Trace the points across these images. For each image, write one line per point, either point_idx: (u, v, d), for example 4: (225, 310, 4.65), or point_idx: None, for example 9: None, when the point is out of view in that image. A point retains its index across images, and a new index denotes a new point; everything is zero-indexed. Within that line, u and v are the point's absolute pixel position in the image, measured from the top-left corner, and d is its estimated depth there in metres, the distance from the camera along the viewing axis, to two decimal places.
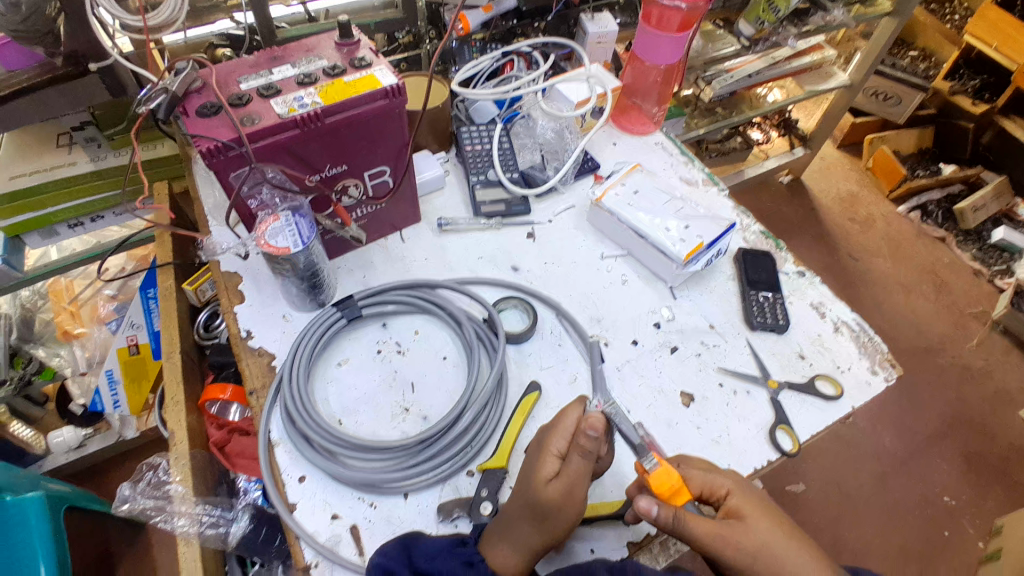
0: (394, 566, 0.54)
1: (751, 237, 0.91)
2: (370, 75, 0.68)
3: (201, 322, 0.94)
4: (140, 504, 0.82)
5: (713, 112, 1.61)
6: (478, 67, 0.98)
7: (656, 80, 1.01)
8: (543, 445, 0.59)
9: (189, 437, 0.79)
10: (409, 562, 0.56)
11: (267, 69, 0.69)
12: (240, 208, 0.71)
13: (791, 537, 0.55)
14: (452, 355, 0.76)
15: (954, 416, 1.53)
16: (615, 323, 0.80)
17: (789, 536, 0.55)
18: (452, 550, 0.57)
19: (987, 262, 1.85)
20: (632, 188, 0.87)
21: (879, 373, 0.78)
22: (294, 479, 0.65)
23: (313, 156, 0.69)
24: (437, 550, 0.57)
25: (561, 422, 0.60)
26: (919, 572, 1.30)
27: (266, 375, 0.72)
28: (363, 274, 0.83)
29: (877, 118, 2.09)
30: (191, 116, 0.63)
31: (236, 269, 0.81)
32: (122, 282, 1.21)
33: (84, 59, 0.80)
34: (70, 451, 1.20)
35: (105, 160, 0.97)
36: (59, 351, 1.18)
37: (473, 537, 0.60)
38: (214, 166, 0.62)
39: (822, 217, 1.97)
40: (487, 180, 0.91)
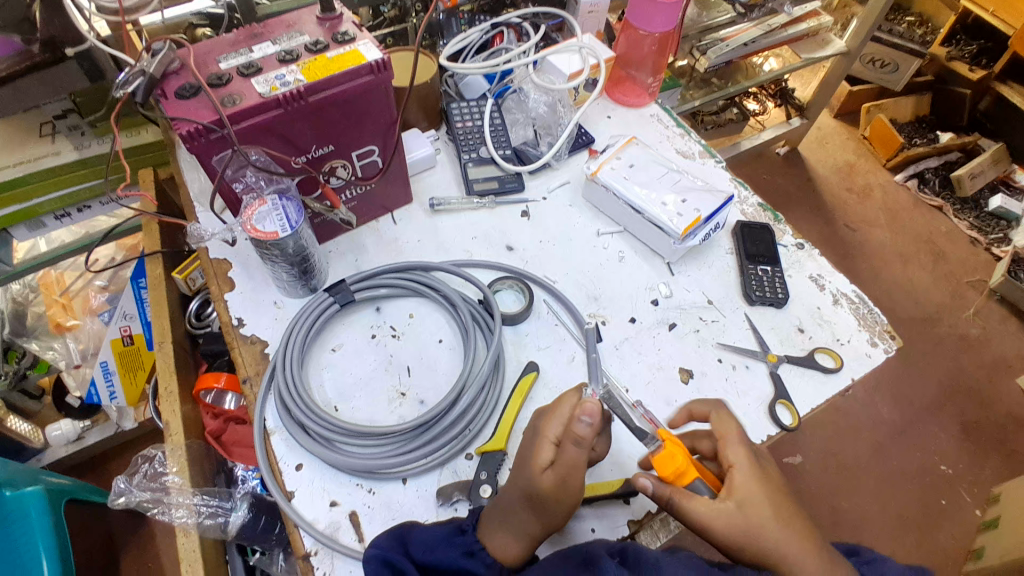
0: (394, 557, 0.54)
1: (749, 209, 0.90)
2: (353, 50, 0.66)
3: (193, 310, 0.93)
4: (137, 496, 0.80)
5: (708, 84, 1.60)
6: (466, 40, 0.95)
7: (650, 49, 0.97)
8: (541, 432, 0.57)
9: (184, 428, 0.78)
10: (407, 553, 0.55)
11: (247, 46, 0.66)
12: (225, 192, 0.69)
13: (789, 519, 0.54)
14: (448, 337, 0.75)
15: (951, 386, 1.54)
16: (613, 301, 0.79)
17: (786, 516, 0.54)
18: (451, 539, 0.56)
19: (985, 230, 1.84)
20: (628, 162, 0.85)
21: (879, 345, 0.77)
22: (291, 467, 0.64)
23: (299, 137, 0.67)
24: (434, 540, 0.56)
25: (558, 408, 0.58)
26: (918, 541, 1.32)
27: (259, 363, 0.71)
28: (355, 258, 0.81)
29: (874, 86, 2.06)
30: (170, 98, 0.61)
31: (225, 256, 0.79)
32: (113, 274, 1.19)
33: (60, 44, 0.77)
34: (70, 443, 1.20)
35: (89, 148, 0.94)
36: (52, 344, 1.14)
37: (470, 522, 0.59)
38: (196, 150, 0.60)
39: (819, 188, 1.95)
40: (479, 157, 0.90)
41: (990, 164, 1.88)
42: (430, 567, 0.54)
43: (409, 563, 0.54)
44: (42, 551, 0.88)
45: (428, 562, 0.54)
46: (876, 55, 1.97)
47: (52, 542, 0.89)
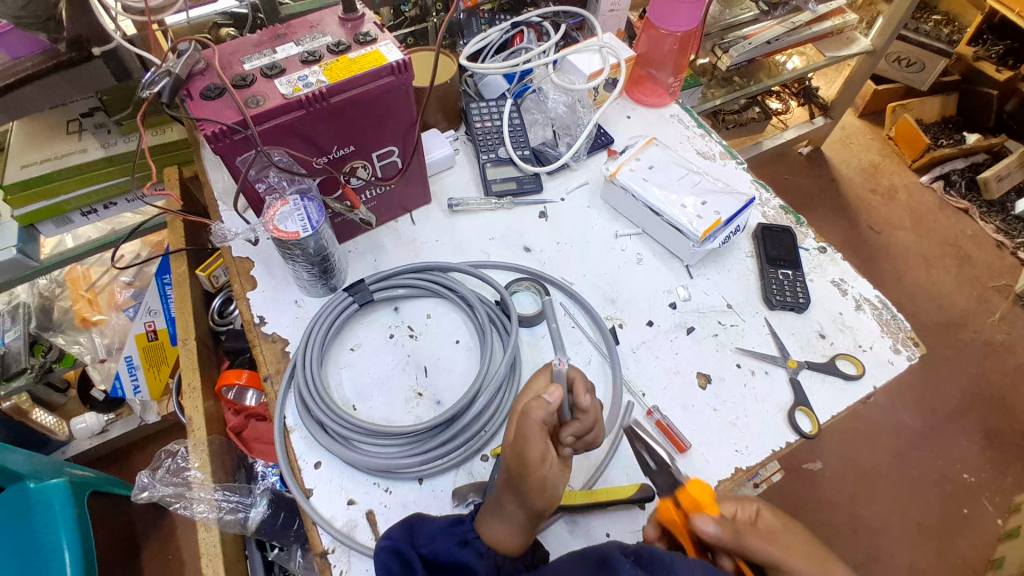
0: (402, 547, 0.54)
1: (770, 212, 0.89)
2: (374, 52, 0.66)
3: (216, 308, 0.95)
4: (160, 491, 0.82)
5: (730, 82, 1.58)
6: (487, 40, 0.95)
7: (671, 48, 0.96)
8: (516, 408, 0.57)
9: (206, 424, 0.79)
10: (413, 544, 0.55)
11: (270, 47, 0.67)
12: (248, 192, 0.70)
13: None
14: (465, 338, 0.75)
15: (975, 393, 1.51)
16: (631, 304, 0.79)
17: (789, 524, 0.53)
18: (449, 529, 0.57)
19: (1011, 233, 1.80)
20: (647, 163, 0.85)
21: (902, 352, 0.75)
22: (309, 465, 0.65)
23: (321, 138, 0.68)
24: (435, 531, 0.56)
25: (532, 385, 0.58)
26: (938, 550, 1.29)
27: (280, 361, 0.72)
28: (374, 258, 0.82)
29: (900, 85, 2.02)
30: (195, 99, 0.62)
31: (248, 255, 0.80)
32: (138, 270, 1.22)
33: (87, 44, 0.79)
34: (93, 437, 1.23)
35: (115, 146, 0.96)
36: (78, 338, 1.17)
37: (472, 514, 0.59)
38: (219, 151, 0.61)
39: (842, 188, 1.92)
40: (497, 158, 0.90)
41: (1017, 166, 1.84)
42: (431, 562, 0.54)
43: (414, 552, 0.54)
44: (64, 542, 0.90)
45: (429, 553, 0.54)
46: (903, 54, 1.93)
47: (73, 531, 0.91)
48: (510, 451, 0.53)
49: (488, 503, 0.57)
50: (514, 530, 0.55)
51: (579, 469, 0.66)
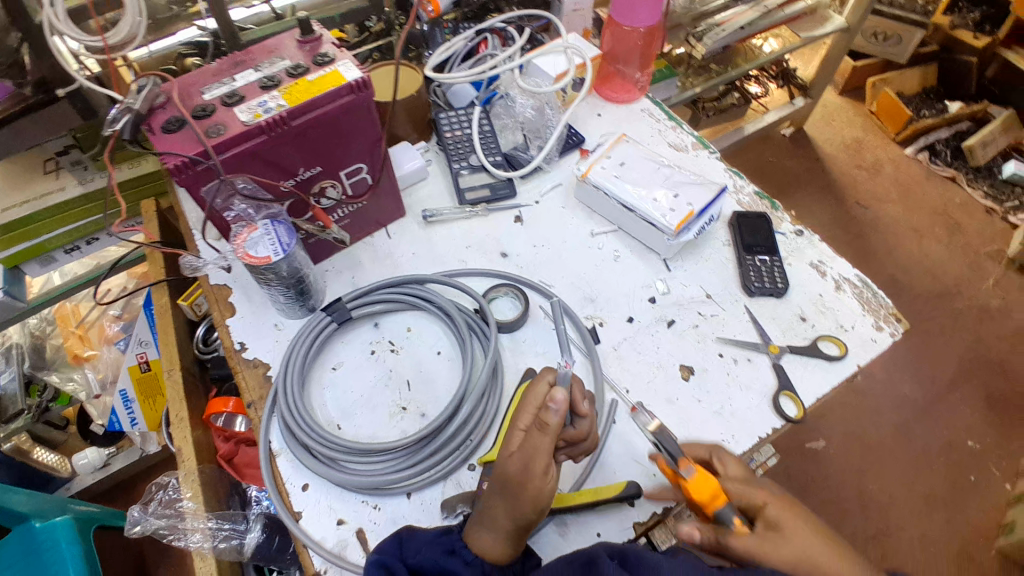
0: (390, 561, 0.54)
1: (744, 199, 0.89)
2: (333, 71, 0.66)
3: (200, 336, 0.94)
4: (152, 524, 0.82)
5: (707, 70, 1.56)
6: (452, 49, 0.95)
7: (637, 43, 0.96)
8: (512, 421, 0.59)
9: (196, 453, 0.79)
10: (401, 558, 0.55)
11: (229, 75, 0.67)
12: (216, 220, 0.70)
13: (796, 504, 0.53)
14: (446, 349, 0.75)
15: (975, 360, 1.50)
16: (610, 301, 0.79)
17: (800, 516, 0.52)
18: (437, 539, 0.56)
19: (1000, 198, 1.80)
20: (618, 160, 0.85)
21: (884, 329, 0.76)
22: (297, 488, 0.65)
23: (285, 161, 0.68)
24: (423, 542, 0.56)
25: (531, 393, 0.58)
26: (947, 520, 1.29)
27: (262, 387, 0.72)
28: (351, 275, 0.82)
29: (879, 59, 2.02)
30: (157, 133, 0.62)
31: (224, 282, 0.80)
32: (126, 301, 1.21)
33: (51, 85, 0.80)
34: (96, 471, 1.22)
35: (92, 182, 0.96)
36: (72, 376, 1.17)
37: (460, 526, 0.59)
38: (183, 182, 0.61)
39: (827, 167, 1.92)
40: (470, 165, 0.90)
41: (1001, 131, 1.84)
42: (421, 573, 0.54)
43: (401, 566, 0.53)
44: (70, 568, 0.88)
45: (417, 564, 0.54)
46: (878, 28, 1.94)
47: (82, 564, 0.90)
48: (504, 461, 0.56)
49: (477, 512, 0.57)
50: (505, 541, 0.55)
51: (568, 472, 0.66)
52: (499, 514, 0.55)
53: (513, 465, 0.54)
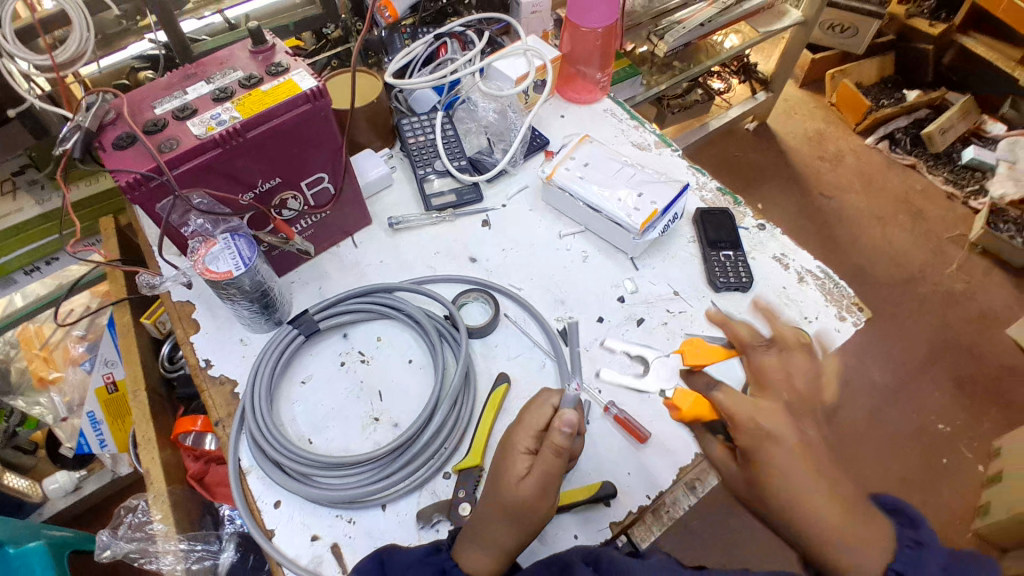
0: None
1: (708, 195, 0.90)
2: (287, 81, 0.65)
3: (164, 355, 0.91)
4: (122, 548, 0.80)
5: (670, 67, 1.58)
6: (411, 54, 0.95)
7: (595, 44, 0.96)
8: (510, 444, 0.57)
9: (164, 474, 0.78)
10: None
11: (181, 88, 0.66)
12: (173, 236, 0.68)
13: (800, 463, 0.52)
14: (417, 357, 0.75)
15: (941, 343, 1.55)
16: (580, 302, 0.79)
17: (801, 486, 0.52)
18: (425, 559, 0.55)
19: (960, 184, 1.85)
20: (582, 160, 0.85)
21: (847, 319, 0.77)
22: (269, 505, 0.64)
23: (243, 173, 0.67)
24: (410, 560, 0.55)
25: (530, 418, 0.58)
26: (922, 501, 1.33)
27: (229, 404, 0.71)
28: (318, 286, 0.81)
29: (837, 51, 2.06)
30: (107, 150, 0.60)
31: (186, 298, 0.78)
32: (91, 321, 1.17)
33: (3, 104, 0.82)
34: (69, 494, 1.14)
35: (49, 202, 0.92)
36: (39, 399, 1.13)
37: (446, 541, 0.58)
38: (136, 200, 0.60)
39: (791, 159, 1.96)
40: (435, 171, 0.90)
41: (958, 118, 1.89)
42: None
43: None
44: None
45: None
46: (834, 21, 1.98)
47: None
48: (494, 471, 0.57)
49: (466, 528, 0.57)
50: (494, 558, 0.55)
51: None
52: (485, 527, 0.55)
53: (523, 492, 0.54)
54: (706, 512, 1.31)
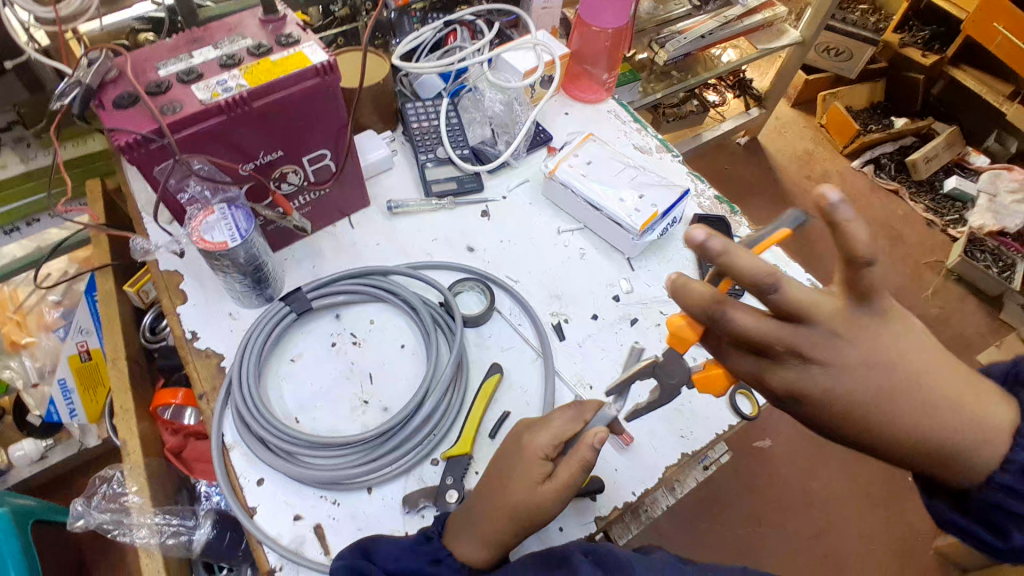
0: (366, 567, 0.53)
1: (706, 202, 0.91)
2: (297, 53, 0.64)
3: (146, 325, 0.89)
4: (96, 518, 0.79)
5: (668, 76, 1.60)
6: (420, 39, 0.94)
7: (605, 44, 0.97)
8: (529, 446, 0.56)
9: (142, 446, 0.77)
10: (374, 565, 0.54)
11: (187, 52, 0.64)
12: (169, 203, 0.66)
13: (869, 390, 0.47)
14: (410, 342, 0.74)
15: None
16: (575, 299, 0.79)
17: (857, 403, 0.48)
18: (416, 548, 0.56)
19: (940, 212, 1.90)
20: (586, 158, 0.85)
21: None
22: (251, 483, 0.63)
23: (246, 144, 0.65)
24: (400, 551, 0.55)
25: (557, 423, 0.57)
26: (886, 517, 1.34)
27: (214, 378, 0.69)
28: (312, 264, 0.80)
29: (830, 73, 2.10)
30: (107, 109, 0.58)
31: (175, 268, 0.76)
32: (68, 287, 1.12)
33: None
34: (33, 464, 1.11)
35: (36, 160, 0.90)
36: (8, 363, 1.08)
37: (436, 527, 0.58)
38: (134, 161, 0.58)
39: (779, 175, 1.99)
40: (437, 158, 0.89)
41: (944, 147, 1.93)
42: None
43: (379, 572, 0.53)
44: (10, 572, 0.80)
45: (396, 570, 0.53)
46: (831, 44, 2.00)
47: (21, 561, 0.82)
48: (504, 470, 0.56)
49: (459, 518, 0.56)
50: (490, 552, 0.55)
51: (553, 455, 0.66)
52: (482, 518, 0.55)
53: (522, 492, 0.53)
54: (676, 513, 1.33)
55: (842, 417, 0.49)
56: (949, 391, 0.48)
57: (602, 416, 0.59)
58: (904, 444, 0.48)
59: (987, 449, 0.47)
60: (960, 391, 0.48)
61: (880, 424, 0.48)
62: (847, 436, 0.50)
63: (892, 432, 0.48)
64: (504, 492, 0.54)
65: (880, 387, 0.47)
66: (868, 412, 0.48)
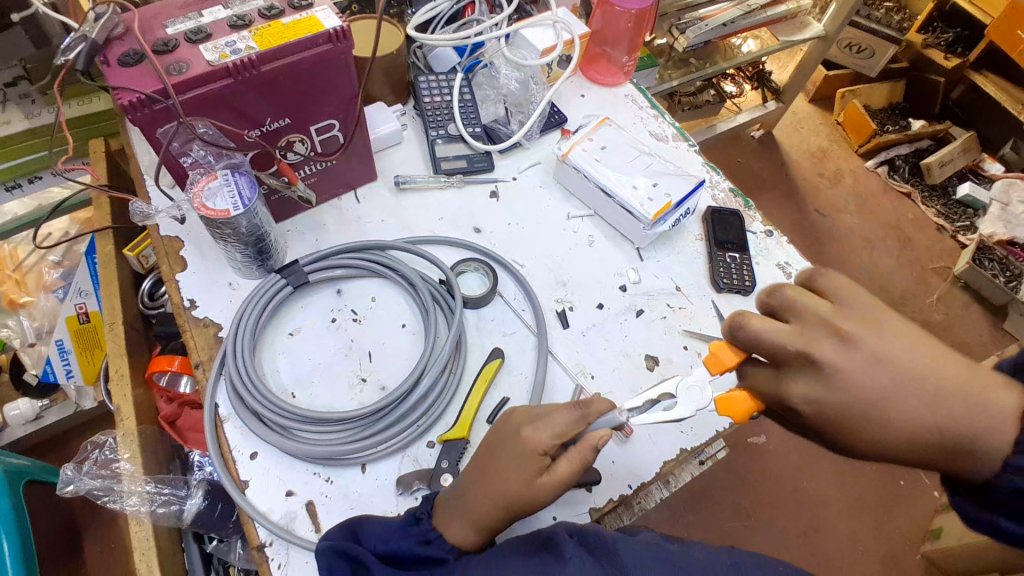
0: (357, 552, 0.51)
1: (719, 194, 0.88)
2: (310, 17, 0.62)
3: (145, 290, 0.89)
4: (87, 484, 0.78)
5: (686, 64, 1.57)
6: (436, 10, 0.91)
7: (626, 26, 0.93)
8: (518, 435, 0.55)
9: (136, 413, 0.76)
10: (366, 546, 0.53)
11: (196, 10, 0.62)
12: (172, 167, 0.65)
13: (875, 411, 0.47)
14: (411, 322, 0.72)
15: None
16: (581, 287, 0.77)
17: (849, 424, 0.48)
18: (407, 529, 0.55)
19: (951, 218, 1.88)
20: (600, 143, 0.83)
21: None
22: (245, 457, 0.62)
23: (252, 109, 0.63)
24: (391, 532, 0.54)
25: (550, 418, 0.55)
26: (875, 520, 1.34)
27: (212, 347, 0.68)
28: (315, 237, 0.78)
29: (850, 70, 2.05)
30: (111, 66, 0.56)
31: (175, 234, 0.75)
32: (68, 248, 1.12)
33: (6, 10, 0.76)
34: (28, 424, 1.11)
35: (39, 117, 0.88)
36: (6, 322, 1.08)
37: (426, 507, 0.57)
38: (138, 122, 0.56)
39: (793, 172, 1.96)
40: (447, 134, 0.87)
41: (960, 152, 1.90)
42: (388, 558, 0.53)
43: (369, 554, 0.52)
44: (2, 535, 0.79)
45: (387, 551, 0.53)
46: (854, 41, 1.95)
47: (13, 523, 0.81)
48: (496, 455, 0.55)
49: (451, 502, 0.56)
50: (481, 535, 0.54)
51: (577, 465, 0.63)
52: (479, 508, 0.53)
53: (516, 482, 0.52)
54: (666, 506, 1.33)
55: (836, 424, 0.48)
56: (946, 383, 0.47)
57: (607, 420, 0.56)
58: (898, 449, 0.48)
59: (991, 439, 0.46)
60: (960, 381, 0.47)
61: (870, 433, 0.48)
62: (843, 445, 0.50)
63: (884, 437, 0.48)
64: (494, 478, 0.53)
65: (877, 397, 0.47)
66: (859, 418, 0.48)
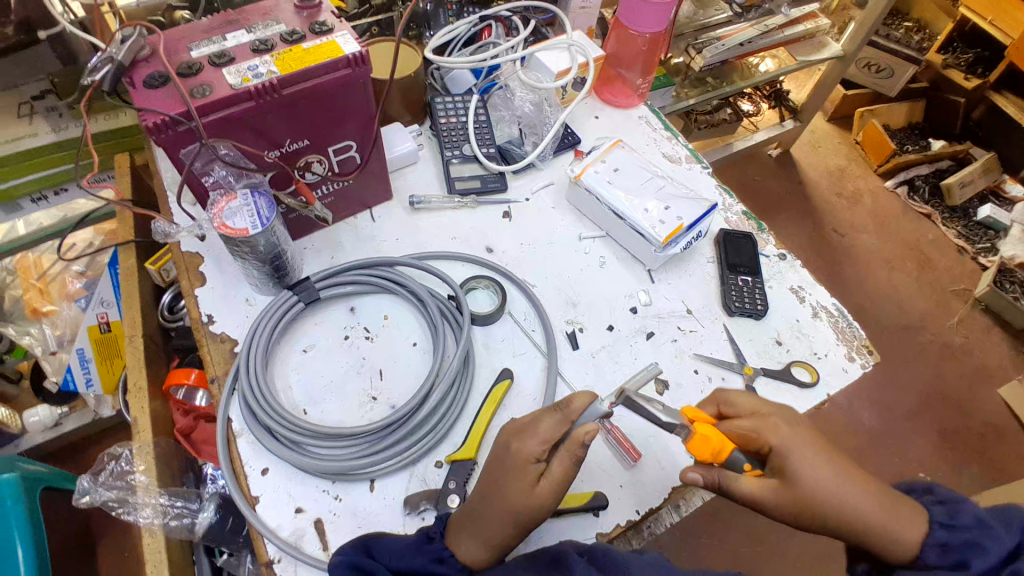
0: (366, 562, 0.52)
1: (732, 218, 0.89)
2: (330, 42, 0.63)
3: (166, 303, 0.91)
4: (101, 496, 0.80)
5: (703, 82, 1.57)
6: (455, 32, 0.92)
7: (641, 49, 0.95)
8: (519, 450, 0.55)
9: (152, 424, 0.78)
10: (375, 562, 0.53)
11: (221, 34, 0.64)
12: (194, 186, 0.67)
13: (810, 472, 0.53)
14: (421, 340, 0.73)
15: (933, 393, 1.55)
16: (591, 307, 0.78)
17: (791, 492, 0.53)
18: (420, 547, 0.55)
19: (971, 239, 1.85)
20: (613, 165, 0.84)
21: (857, 360, 0.76)
22: (256, 472, 0.63)
23: (273, 131, 0.65)
24: (403, 548, 0.54)
25: (535, 426, 0.55)
26: None
27: (227, 361, 0.70)
28: (331, 255, 0.80)
29: (869, 90, 2.04)
30: (137, 88, 0.58)
31: (196, 250, 0.77)
32: (91, 258, 1.15)
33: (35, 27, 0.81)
34: (47, 430, 1.13)
35: (67, 130, 0.91)
36: (29, 329, 1.11)
37: (438, 528, 0.57)
38: (162, 142, 0.58)
39: (810, 192, 1.95)
40: (463, 155, 0.88)
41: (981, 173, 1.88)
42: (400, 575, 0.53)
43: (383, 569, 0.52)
44: (17, 537, 0.81)
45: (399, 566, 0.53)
46: (873, 60, 1.94)
47: (28, 528, 0.83)
48: (500, 469, 0.55)
49: (462, 518, 0.56)
50: (491, 553, 0.54)
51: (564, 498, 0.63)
52: (485, 526, 0.53)
53: (518, 493, 0.53)
54: (678, 529, 1.31)
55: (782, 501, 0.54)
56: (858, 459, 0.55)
57: (591, 411, 0.57)
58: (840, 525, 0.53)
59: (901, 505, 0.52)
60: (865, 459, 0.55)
61: (813, 512, 0.53)
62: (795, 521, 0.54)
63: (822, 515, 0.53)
64: (498, 492, 0.54)
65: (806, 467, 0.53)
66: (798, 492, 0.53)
